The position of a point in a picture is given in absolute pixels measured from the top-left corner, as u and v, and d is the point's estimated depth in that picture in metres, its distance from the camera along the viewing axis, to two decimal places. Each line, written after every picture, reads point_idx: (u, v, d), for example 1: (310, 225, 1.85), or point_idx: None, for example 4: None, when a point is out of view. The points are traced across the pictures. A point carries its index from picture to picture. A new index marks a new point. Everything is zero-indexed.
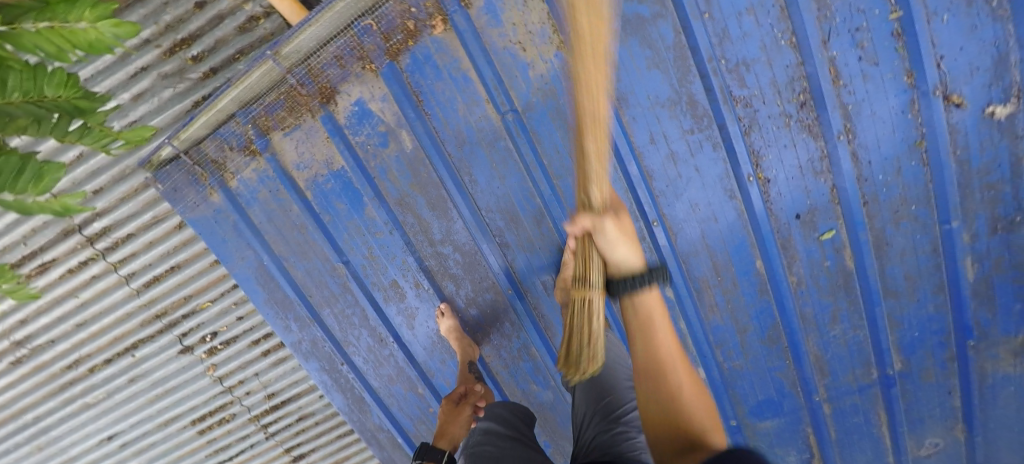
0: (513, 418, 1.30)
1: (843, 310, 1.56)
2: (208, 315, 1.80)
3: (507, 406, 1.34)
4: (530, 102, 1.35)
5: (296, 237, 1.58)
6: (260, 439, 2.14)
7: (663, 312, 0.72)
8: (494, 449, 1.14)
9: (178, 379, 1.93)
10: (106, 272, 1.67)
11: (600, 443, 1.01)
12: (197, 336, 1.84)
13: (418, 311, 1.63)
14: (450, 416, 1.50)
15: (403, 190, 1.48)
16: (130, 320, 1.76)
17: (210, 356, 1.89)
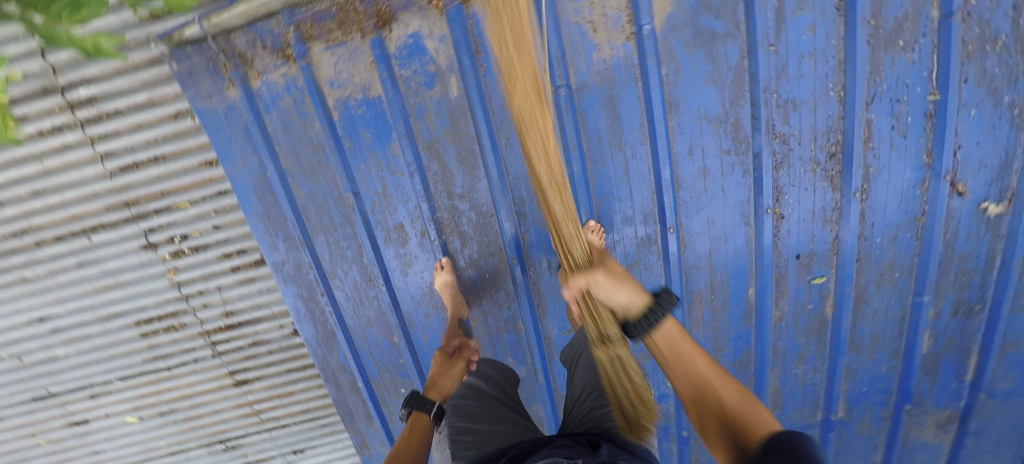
0: (498, 375, 1.47)
1: (811, 351, 1.66)
2: (180, 217, 1.66)
3: (492, 365, 1.49)
4: (587, 82, 1.34)
5: (309, 155, 1.51)
6: (205, 356, 2.03)
7: (681, 337, 1.07)
8: (475, 404, 1.35)
9: (132, 274, 1.79)
10: (81, 144, 1.51)
11: (592, 418, 1.28)
12: (164, 235, 1.71)
13: (416, 260, 1.61)
14: (439, 367, 1.43)
15: (435, 134, 1.43)
16: (96, 201, 1.61)
17: (174, 259, 1.76)
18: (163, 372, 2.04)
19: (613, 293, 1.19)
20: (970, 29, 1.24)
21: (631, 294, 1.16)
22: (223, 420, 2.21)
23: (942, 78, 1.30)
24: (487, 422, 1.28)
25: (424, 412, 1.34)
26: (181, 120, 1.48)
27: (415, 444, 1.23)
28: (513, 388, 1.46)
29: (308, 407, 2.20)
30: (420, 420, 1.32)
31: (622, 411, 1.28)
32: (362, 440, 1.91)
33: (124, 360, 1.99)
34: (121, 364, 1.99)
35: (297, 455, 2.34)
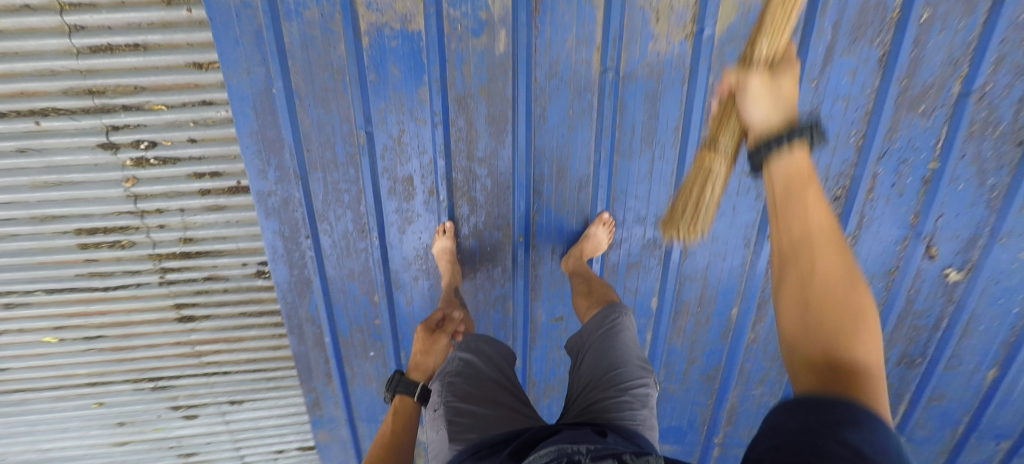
0: (497, 358, 1.34)
1: (772, 376, 1.73)
2: (154, 121, 1.48)
3: (491, 344, 1.36)
4: (634, 72, 1.34)
5: (324, 80, 1.37)
6: (150, 282, 1.82)
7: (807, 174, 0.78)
8: (469, 388, 1.23)
9: (81, 176, 1.53)
10: (47, 9, 1.27)
11: (595, 407, 1.12)
12: (130, 138, 1.50)
13: (417, 218, 1.54)
14: (423, 345, 1.38)
15: (470, 88, 1.37)
16: (53, 81, 1.36)
17: (136, 168, 1.55)
18: (97, 292, 1.80)
19: (750, 112, 0.90)
20: (979, 112, 1.32)
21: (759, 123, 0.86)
22: (158, 356, 2.02)
23: (945, 150, 1.39)
24: (482, 402, 1.19)
25: (407, 395, 1.26)
26: (176, 10, 1.29)
27: (399, 434, 1.16)
28: (511, 371, 1.34)
29: (255, 357, 2.07)
30: (399, 403, 1.25)
31: (635, 406, 1.10)
32: (316, 398, 1.80)
33: (52, 272, 1.71)
34: (46, 276, 1.72)
35: (232, 407, 2.19)
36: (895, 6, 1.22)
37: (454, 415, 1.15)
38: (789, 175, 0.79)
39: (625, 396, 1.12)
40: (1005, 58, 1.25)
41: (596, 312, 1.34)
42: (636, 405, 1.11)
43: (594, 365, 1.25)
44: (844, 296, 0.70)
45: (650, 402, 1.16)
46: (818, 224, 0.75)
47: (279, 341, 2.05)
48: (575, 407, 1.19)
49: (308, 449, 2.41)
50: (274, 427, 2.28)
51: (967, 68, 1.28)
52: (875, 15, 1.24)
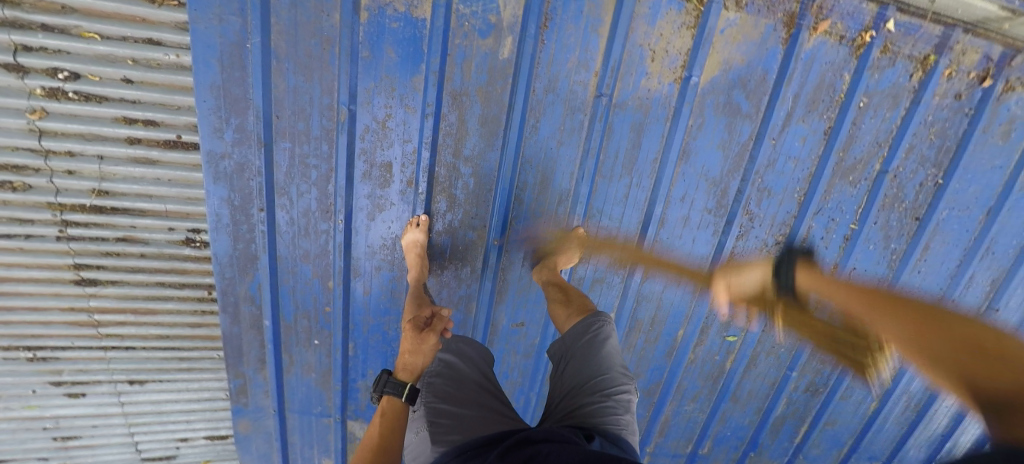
0: (477, 360, 1.44)
1: (703, 394, 1.90)
2: (81, 50, 1.28)
3: (470, 346, 1.47)
4: (626, 102, 1.39)
5: (310, 47, 1.27)
6: (48, 236, 1.55)
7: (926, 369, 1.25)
8: (451, 390, 1.33)
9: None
10: None
11: (586, 412, 1.22)
12: (45, 64, 1.28)
13: (390, 207, 1.47)
14: (411, 344, 1.32)
15: (468, 85, 1.34)
16: None
17: (47, 99, 1.33)
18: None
19: (744, 279, 1.62)
20: (892, 188, 1.56)
21: (761, 271, 1.61)
22: (42, 322, 1.72)
23: (864, 215, 1.61)
24: (463, 401, 1.30)
25: (395, 396, 1.25)
26: None
27: (387, 439, 1.19)
28: (490, 372, 1.44)
29: (168, 334, 1.86)
30: (387, 405, 1.26)
31: (619, 411, 1.23)
32: (242, 385, 1.65)
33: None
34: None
35: (131, 388, 1.96)
36: (842, 89, 1.43)
37: (436, 415, 1.26)
38: (819, 287, 1.53)
39: (610, 403, 1.24)
40: (914, 148, 1.50)
41: (580, 320, 1.40)
42: (619, 411, 1.24)
43: (579, 370, 1.34)
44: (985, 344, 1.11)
45: (631, 407, 1.28)
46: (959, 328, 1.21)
47: (202, 317, 1.84)
48: (563, 407, 1.29)
49: (218, 439, 2.21)
50: (179, 412, 2.07)
51: (886, 151, 1.51)
52: (826, 94, 1.43)
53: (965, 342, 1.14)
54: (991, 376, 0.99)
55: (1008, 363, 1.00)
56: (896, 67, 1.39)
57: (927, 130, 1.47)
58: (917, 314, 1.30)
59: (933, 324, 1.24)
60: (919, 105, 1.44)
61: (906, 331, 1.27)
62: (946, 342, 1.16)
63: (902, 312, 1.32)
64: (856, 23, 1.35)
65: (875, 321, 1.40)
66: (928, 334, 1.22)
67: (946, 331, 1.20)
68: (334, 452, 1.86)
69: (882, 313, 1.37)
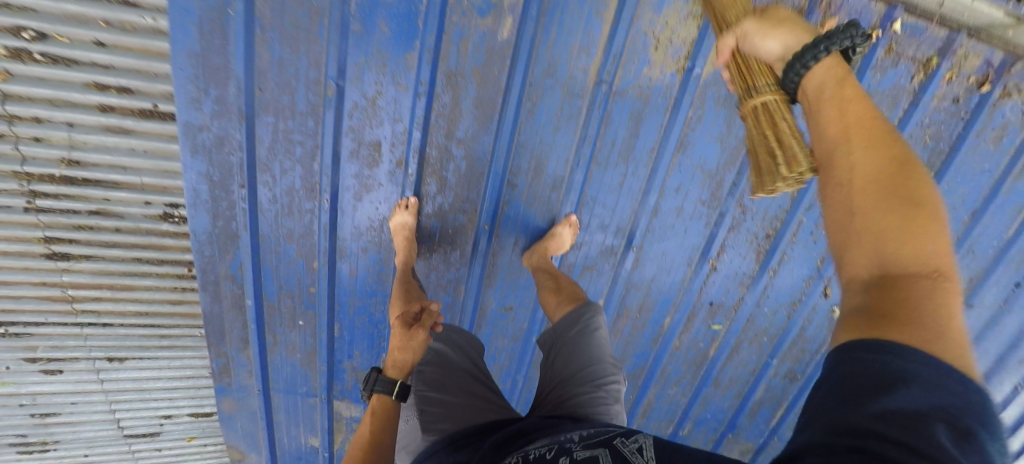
0: (466, 347, 1.46)
1: (685, 379, 1.94)
2: (47, 8, 1.17)
3: (459, 333, 1.48)
4: (626, 89, 1.35)
5: (296, 16, 1.18)
6: (15, 207, 1.46)
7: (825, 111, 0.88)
8: (442, 376, 1.39)
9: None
10: None
11: (576, 401, 1.26)
12: (7, 22, 1.16)
13: (379, 189, 1.42)
14: (400, 340, 1.30)
15: (463, 66, 1.28)
16: None
17: (10, 61, 1.22)
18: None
19: (762, 47, 1.01)
20: None
21: (784, 47, 0.98)
22: (14, 297, 1.65)
23: None
24: (454, 392, 1.35)
25: (385, 394, 1.28)
26: None
27: (377, 436, 1.20)
28: (480, 360, 1.47)
29: (147, 311, 1.81)
30: (376, 402, 1.28)
31: (608, 401, 1.28)
32: (225, 365, 1.63)
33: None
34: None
35: (110, 365, 1.92)
36: None
37: (426, 405, 1.32)
38: (815, 84, 0.91)
39: (600, 393, 1.28)
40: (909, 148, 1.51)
41: (569, 310, 1.41)
42: (609, 400, 1.28)
43: (569, 359, 1.37)
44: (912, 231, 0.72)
45: (619, 397, 1.34)
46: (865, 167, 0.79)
47: (182, 294, 1.83)
48: (553, 396, 1.32)
49: (202, 416, 2.20)
50: (161, 390, 2.05)
51: None
52: None
53: (899, 206, 0.74)
54: (902, 274, 0.70)
55: (924, 262, 0.70)
56: (897, 68, 1.37)
57: (924, 132, 1.48)
58: (902, 156, 0.79)
59: (902, 173, 0.77)
60: (916, 107, 1.44)
61: (860, 157, 0.80)
62: (890, 198, 0.75)
63: (890, 144, 0.80)
64: (864, 22, 1.30)
65: (822, 114, 0.88)
66: (884, 170, 0.78)
67: (895, 184, 0.76)
68: (321, 430, 1.88)
69: (858, 104, 0.85)
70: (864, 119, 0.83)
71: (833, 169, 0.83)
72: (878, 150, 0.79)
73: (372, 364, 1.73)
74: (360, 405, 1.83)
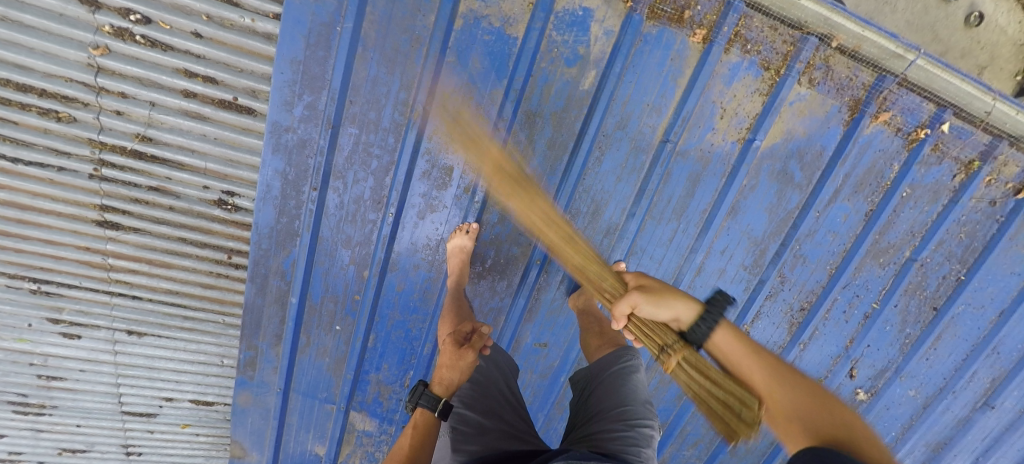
0: (504, 368, 1.49)
1: (703, 443, 1.94)
2: None
3: (501, 354, 1.52)
4: (688, 150, 1.44)
5: (400, 43, 1.28)
6: (80, 172, 1.50)
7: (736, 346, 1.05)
8: (474, 396, 1.37)
9: (32, 20, 1.25)
10: None
11: (606, 436, 1.24)
12: (119, 4, 1.27)
13: (442, 210, 1.47)
14: (450, 358, 1.36)
15: (544, 107, 1.36)
16: None
17: (111, 39, 1.30)
18: (2, 162, 1.44)
19: (662, 309, 1.11)
20: (917, 276, 1.64)
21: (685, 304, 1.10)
22: (54, 257, 1.67)
23: (886, 297, 1.67)
24: (487, 414, 1.34)
25: (429, 410, 1.29)
26: None
27: (417, 450, 1.24)
28: (516, 384, 1.49)
29: (178, 290, 1.82)
30: (420, 417, 1.30)
31: (640, 444, 1.23)
32: (253, 357, 1.64)
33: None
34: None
35: (128, 338, 1.91)
36: (889, 177, 1.51)
37: (460, 423, 1.31)
38: (722, 343, 1.06)
39: (632, 433, 1.24)
40: (943, 242, 1.58)
41: (609, 352, 1.46)
42: (640, 443, 1.23)
43: (605, 396, 1.37)
44: (832, 413, 0.91)
45: (652, 442, 1.28)
46: (765, 385, 1.00)
47: (215, 280, 1.82)
48: (586, 429, 1.31)
49: (203, 405, 2.16)
50: (171, 371, 2.03)
51: (918, 241, 1.59)
52: (874, 179, 1.51)
53: (829, 413, 0.91)
54: (837, 436, 0.85)
55: (840, 425, 0.88)
56: (942, 166, 1.48)
57: (959, 229, 1.56)
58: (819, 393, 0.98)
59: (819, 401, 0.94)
60: (956, 205, 1.52)
61: (785, 398, 0.95)
62: (808, 398, 0.93)
63: (798, 379, 0.98)
64: (914, 119, 1.43)
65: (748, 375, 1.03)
66: (804, 392, 0.96)
67: (814, 394, 0.95)
68: (329, 439, 1.83)
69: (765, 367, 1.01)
70: (775, 370, 1.00)
71: (772, 398, 0.97)
72: (793, 386, 0.97)
73: (396, 379, 1.73)
74: (376, 420, 1.81)
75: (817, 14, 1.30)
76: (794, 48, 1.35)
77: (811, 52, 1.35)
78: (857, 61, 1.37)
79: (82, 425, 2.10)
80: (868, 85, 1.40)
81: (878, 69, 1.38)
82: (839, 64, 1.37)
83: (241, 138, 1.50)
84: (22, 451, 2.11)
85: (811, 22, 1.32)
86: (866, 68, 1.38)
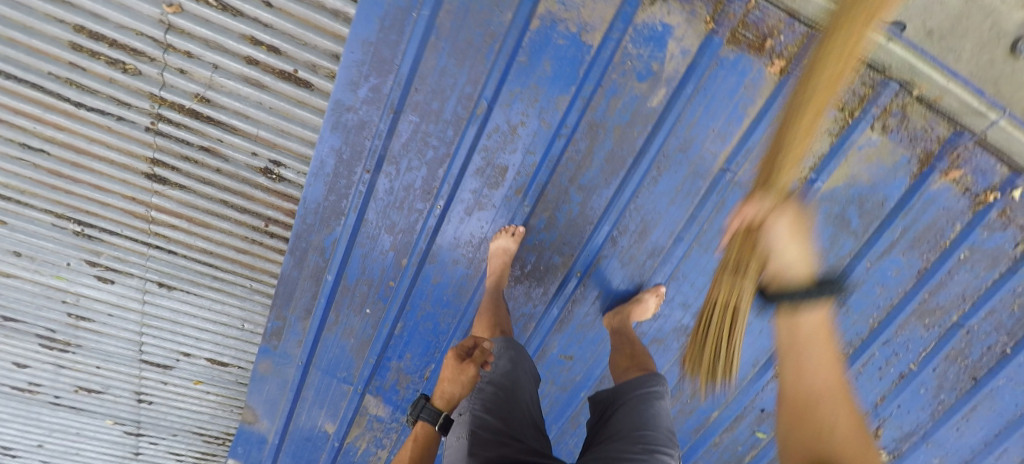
0: (527, 375, 1.46)
1: None
2: None
3: (526, 360, 1.49)
4: (746, 182, 1.41)
5: (473, 36, 1.24)
6: (135, 124, 1.50)
7: None
8: (495, 404, 1.34)
9: None
10: None
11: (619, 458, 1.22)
12: None
13: (490, 209, 1.47)
14: (451, 371, 1.33)
15: (607, 120, 1.34)
16: None
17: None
18: (65, 104, 1.43)
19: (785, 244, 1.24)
20: (961, 342, 1.61)
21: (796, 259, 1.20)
22: (101, 202, 1.68)
23: (926, 360, 1.67)
24: (508, 421, 1.32)
25: (429, 422, 1.34)
26: None
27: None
28: (532, 393, 1.44)
29: (212, 249, 1.84)
30: (420, 429, 1.35)
31: None
32: (279, 328, 1.66)
33: (23, 58, 1.34)
34: (8, 56, 1.33)
35: (158, 290, 1.93)
36: (949, 237, 1.46)
37: (480, 429, 1.27)
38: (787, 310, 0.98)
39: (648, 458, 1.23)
40: (995, 311, 1.55)
41: (634, 377, 1.43)
42: None
43: (625, 418, 1.35)
44: None
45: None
46: None
47: (249, 245, 1.83)
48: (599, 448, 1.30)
49: (218, 365, 2.18)
50: (193, 328, 2.05)
51: (969, 306, 1.56)
52: (933, 237, 1.47)
53: None
54: None
55: None
56: (1005, 232, 1.42)
57: (1014, 299, 1.52)
58: None
59: None
60: (1014, 274, 1.48)
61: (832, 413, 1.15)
62: None
63: None
64: (985, 181, 1.36)
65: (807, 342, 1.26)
66: None
67: None
68: (340, 419, 1.84)
69: None
70: None
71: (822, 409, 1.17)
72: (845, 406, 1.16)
73: (417, 369, 1.74)
74: (389, 406, 1.82)
75: (903, 60, 1.19)
76: (872, 91, 1.27)
77: (888, 98, 1.27)
78: (935, 113, 1.28)
79: (101, 367, 2.14)
80: (942, 140, 1.32)
81: (955, 123, 1.29)
82: (915, 113, 1.29)
83: (295, 110, 1.48)
84: (41, 384, 2.16)
85: (895, 67, 1.21)
86: (944, 121, 1.29)
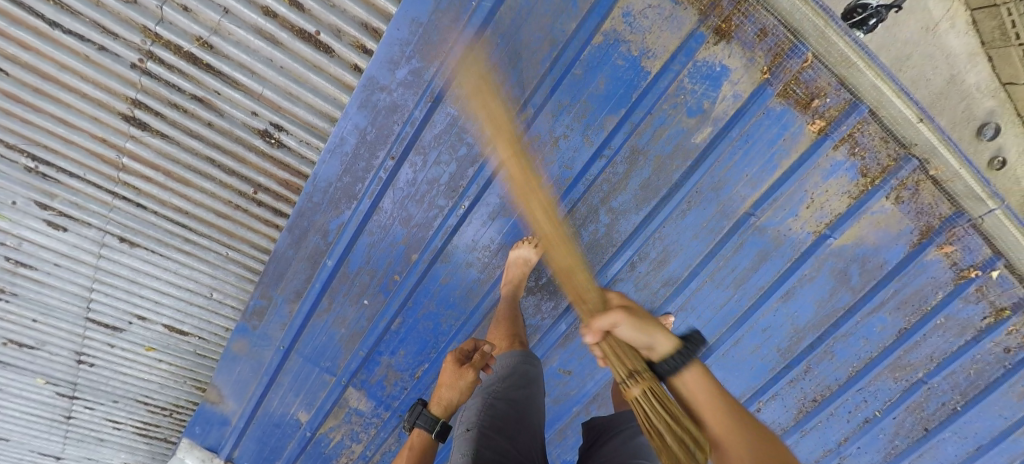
0: (530, 388, 1.40)
1: None
2: None
3: (532, 371, 1.44)
4: (766, 227, 1.44)
5: (531, 38, 1.17)
6: (118, 58, 1.29)
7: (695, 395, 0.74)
8: (499, 418, 1.27)
9: None
10: None
11: None
12: None
13: (514, 218, 1.43)
14: (450, 375, 1.29)
15: (651, 147, 1.31)
16: None
17: None
18: (38, 22, 1.22)
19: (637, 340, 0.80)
20: (920, 397, 1.73)
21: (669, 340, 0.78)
22: (64, 141, 1.44)
23: (888, 409, 1.78)
24: (512, 437, 1.23)
25: (425, 429, 1.24)
26: None
27: None
28: (539, 408, 1.38)
29: (188, 210, 1.64)
30: (415, 438, 1.25)
31: None
32: (263, 307, 1.53)
33: None
34: None
35: (118, 245, 1.70)
36: (931, 303, 1.55)
37: (484, 448, 1.17)
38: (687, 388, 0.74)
39: None
40: (954, 372, 1.65)
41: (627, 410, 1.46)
42: None
43: (619, 447, 1.33)
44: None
45: None
46: None
47: (231, 211, 1.64)
48: None
49: (176, 333, 2.00)
50: (152, 291, 1.85)
51: (934, 365, 1.66)
52: (916, 301, 1.55)
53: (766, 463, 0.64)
54: None
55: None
56: (977, 305, 1.52)
57: (971, 364, 1.62)
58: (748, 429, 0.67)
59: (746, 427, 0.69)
60: (977, 343, 1.58)
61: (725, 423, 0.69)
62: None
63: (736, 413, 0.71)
64: (970, 258, 1.44)
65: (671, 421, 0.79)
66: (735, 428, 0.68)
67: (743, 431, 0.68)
68: (316, 409, 1.75)
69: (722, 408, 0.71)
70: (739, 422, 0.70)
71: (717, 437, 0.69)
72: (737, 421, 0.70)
73: (408, 368, 1.67)
74: (372, 401, 1.74)
75: (928, 140, 1.24)
76: (895, 164, 1.30)
77: (908, 172, 1.30)
78: (942, 193, 1.33)
79: (37, 321, 1.90)
80: (943, 217, 1.37)
81: (956, 205, 1.34)
82: (927, 191, 1.33)
83: (309, 75, 1.31)
84: None
85: (919, 145, 1.25)
86: (947, 201, 1.34)
